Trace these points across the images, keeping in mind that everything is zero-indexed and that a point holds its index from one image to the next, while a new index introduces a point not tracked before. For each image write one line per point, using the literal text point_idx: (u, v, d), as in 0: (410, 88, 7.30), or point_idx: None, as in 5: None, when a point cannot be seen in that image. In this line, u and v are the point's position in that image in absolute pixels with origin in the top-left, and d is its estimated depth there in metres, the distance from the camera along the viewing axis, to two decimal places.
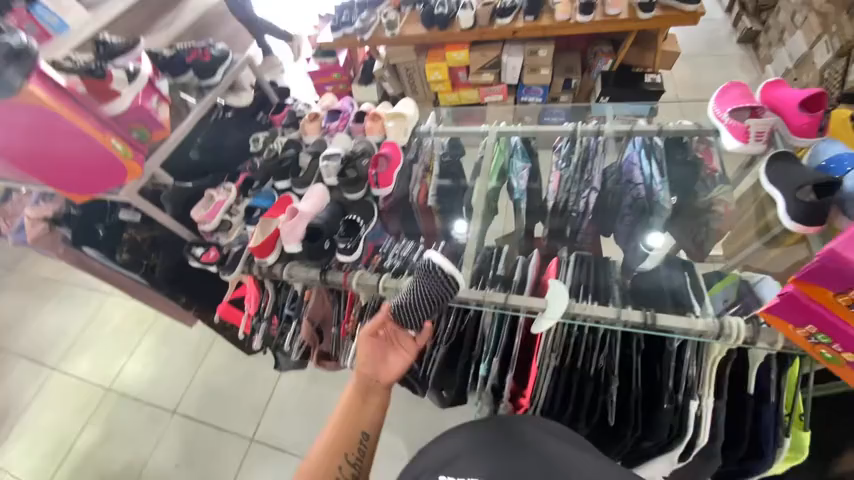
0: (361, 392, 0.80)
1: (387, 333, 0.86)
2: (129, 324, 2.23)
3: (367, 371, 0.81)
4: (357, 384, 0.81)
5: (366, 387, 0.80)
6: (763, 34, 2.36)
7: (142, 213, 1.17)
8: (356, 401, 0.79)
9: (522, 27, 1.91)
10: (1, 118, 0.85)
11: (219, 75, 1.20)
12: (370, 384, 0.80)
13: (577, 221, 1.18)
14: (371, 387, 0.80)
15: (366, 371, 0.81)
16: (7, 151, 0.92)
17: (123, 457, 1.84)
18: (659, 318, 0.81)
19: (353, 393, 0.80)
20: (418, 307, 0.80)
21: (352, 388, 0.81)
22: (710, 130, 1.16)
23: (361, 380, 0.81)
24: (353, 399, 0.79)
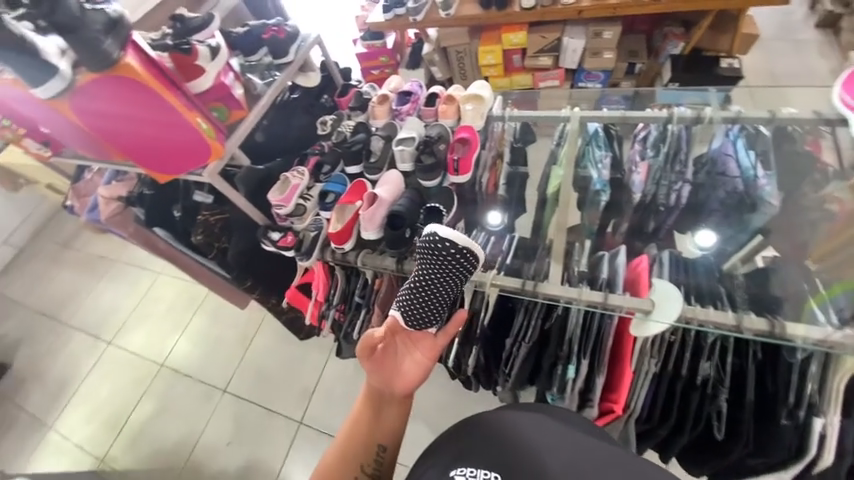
0: (371, 404, 0.77)
1: (399, 337, 0.82)
2: (179, 303, 2.29)
3: (374, 381, 0.78)
4: (366, 395, 0.78)
5: (376, 396, 0.77)
6: (846, 17, 2.04)
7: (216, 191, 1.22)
8: (368, 415, 0.76)
9: (589, 6, 1.77)
10: (104, 94, 0.88)
11: (291, 54, 1.20)
12: (379, 396, 0.77)
13: (663, 217, 1.08)
14: (381, 396, 0.77)
15: (376, 382, 0.78)
16: (107, 128, 0.96)
17: (176, 431, 1.90)
18: (787, 327, 0.74)
19: (363, 405, 0.78)
20: (434, 290, 0.82)
21: (362, 401, 0.78)
22: (829, 119, 1.01)
23: (371, 391, 0.78)
24: (365, 410, 0.77)
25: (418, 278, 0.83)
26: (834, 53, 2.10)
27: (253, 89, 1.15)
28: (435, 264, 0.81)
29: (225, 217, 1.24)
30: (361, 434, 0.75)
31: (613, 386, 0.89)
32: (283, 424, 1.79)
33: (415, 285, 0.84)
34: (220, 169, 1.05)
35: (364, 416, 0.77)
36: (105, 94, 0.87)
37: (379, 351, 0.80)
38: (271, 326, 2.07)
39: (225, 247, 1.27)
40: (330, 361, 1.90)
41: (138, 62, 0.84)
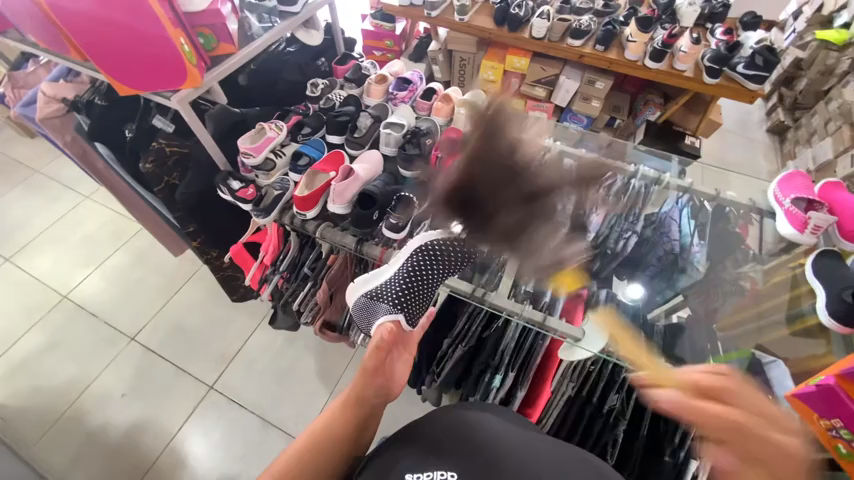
0: (352, 413, 0.75)
1: (395, 344, 0.86)
2: (103, 234, 2.07)
3: (362, 390, 0.78)
4: (349, 404, 0.76)
5: (361, 407, 0.76)
6: (793, 129, 2.36)
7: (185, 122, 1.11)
8: (347, 424, 0.73)
9: (590, 54, 1.88)
10: None
11: (299, 6, 1.16)
12: (362, 407, 0.76)
13: (609, 260, 1.12)
14: (366, 404, 0.77)
15: (366, 392, 0.78)
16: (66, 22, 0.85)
17: (64, 373, 1.69)
18: (690, 376, 0.83)
19: (341, 412, 0.75)
20: (429, 285, 0.93)
21: (341, 408, 0.75)
22: (760, 208, 1.19)
23: (355, 400, 0.77)
24: (346, 419, 0.74)
25: (420, 278, 0.92)
26: (776, 157, 2.38)
27: (248, 28, 1.11)
28: (439, 265, 0.94)
29: (183, 151, 1.14)
30: (337, 441, 0.71)
31: (533, 399, 0.97)
32: (191, 386, 1.65)
33: (414, 283, 0.91)
34: (191, 98, 1.00)
35: (341, 426, 0.73)
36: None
37: (375, 361, 0.81)
38: (203, 281, 1.93)
39: (175, 183, 1.17)
40: (258, 329, 1.80)
41: None
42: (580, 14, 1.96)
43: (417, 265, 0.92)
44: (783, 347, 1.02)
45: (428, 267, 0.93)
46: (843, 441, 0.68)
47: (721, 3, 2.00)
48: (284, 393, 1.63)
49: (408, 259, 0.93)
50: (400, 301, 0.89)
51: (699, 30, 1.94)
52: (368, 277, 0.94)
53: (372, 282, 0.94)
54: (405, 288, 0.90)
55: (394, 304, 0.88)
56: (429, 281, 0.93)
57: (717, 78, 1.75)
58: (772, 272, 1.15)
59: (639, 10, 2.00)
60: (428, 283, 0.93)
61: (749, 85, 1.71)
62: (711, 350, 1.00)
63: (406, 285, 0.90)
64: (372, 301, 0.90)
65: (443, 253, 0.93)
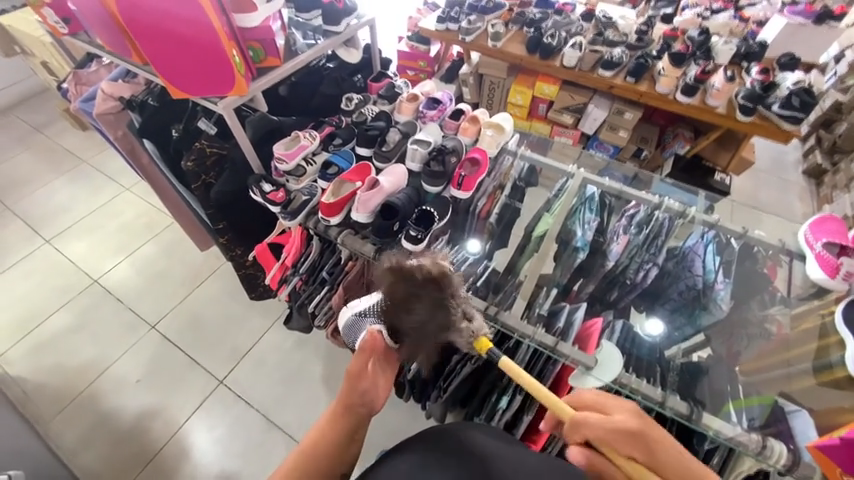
0: (340, 427, 0.68)
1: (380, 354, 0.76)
2: (138, 224, 2.19)
3: (350, 399, 0.71)
4: (336, 414, 0.70)
5: (347, 418, 0.69)
6: (830, 174, 2.28)
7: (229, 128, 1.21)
8: (336, 437, 0.68)
9: (620, 85, 1.89)
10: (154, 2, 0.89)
11: (342, 26, 1.24)
12: (347, 420, 0.70)
13: (626, 290, 1.14)
14: (354, 416, 0.70)
15: (353, 402, 0.70)
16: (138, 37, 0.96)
17: (86, 354, 1.77)
18: (705, 417, 0.80)
19: (329, 426, 0.69)
20: None
21: (330, 421, 0.70)
22: (791, 250, 1.11)
23: (343, 409, 0.70)
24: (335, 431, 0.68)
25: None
26: (810, 200, 2.30)
27: (293, 45, 1.20)
28: None
29: (222, 153, 1.22)
30: (328, 453, 0.67)
31: (537, 429, 0.97)
32: (202, 378, 1.70)
33: None
34: (235, 105, 1.08)
35: (328, 439, 0.67)
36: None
37: (360, 365, 0.73)
38: (225, 277, 2.00)
39: (211, 182, 1.24)
40: (272, 328, 1.84)
41: None
42: (612, 46, 1.99)
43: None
44: (809, 397, 0.96)
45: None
46: None
47: (758, 42, 1.99)
48: (290, 394, 1.65)
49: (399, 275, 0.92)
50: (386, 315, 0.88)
51: (734, 68, 1.93)
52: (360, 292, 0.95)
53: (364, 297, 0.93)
54: None
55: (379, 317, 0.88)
56: None
57: (751, 116, 1.72)
58: (799, 318, 1.11)
59: (672, 45, 2.01)
60: None
61: (784, 125, 1.68)
62: (732, 393, 0.96)
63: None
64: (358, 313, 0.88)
65: None
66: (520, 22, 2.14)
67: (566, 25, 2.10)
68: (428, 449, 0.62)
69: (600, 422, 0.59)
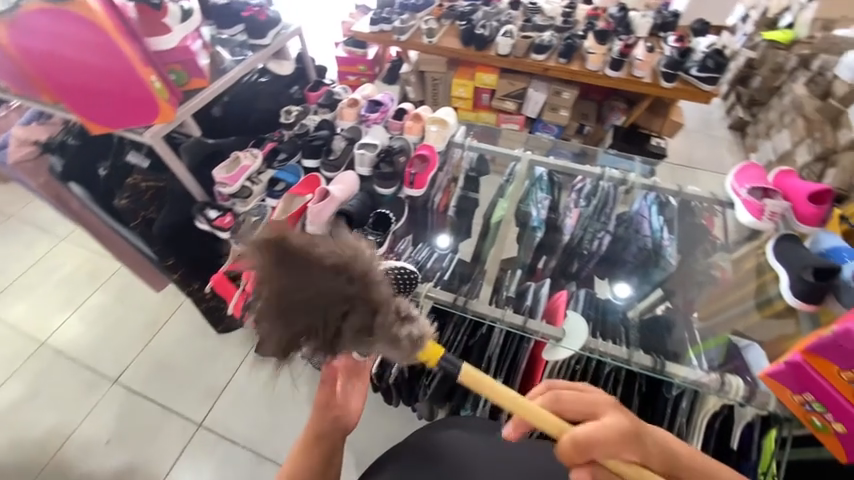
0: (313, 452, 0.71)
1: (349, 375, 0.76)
2: (83, 274, 2.03)
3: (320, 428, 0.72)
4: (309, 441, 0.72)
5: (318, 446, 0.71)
6: (752, 125, 2.48)
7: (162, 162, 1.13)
8: (308, 462, 0.71)
9: (554, 67, 1.97)
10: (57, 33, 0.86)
11: (268, 38, 1.22)
12: (320, 445, 0.72)
13: (586, 260, 1.21)
14: (328, 440, 0.72)
15: (323, 430, 0.72)
16: (49, 72, 0.92)
17: (45, 423, 1.62)
18: (667, 365, 0.85)
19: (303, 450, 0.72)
20: None
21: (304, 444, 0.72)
22: (722, 201, 1.22)
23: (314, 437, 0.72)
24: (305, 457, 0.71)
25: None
26: (738, 151, 2.51)
27: (221, 63, 1.15)
28: None
29: (160, 185, 1.16)
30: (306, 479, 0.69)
31: None
32: (178, 424, 1.60)
33: None
34: (164, 133, 1.03)
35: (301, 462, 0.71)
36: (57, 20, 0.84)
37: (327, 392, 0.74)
38: (187, 314, 1.90)
39: (152, 218, 1.19)
40: (247, 358, 1.76)
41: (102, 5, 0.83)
42: (542, 30, 2.07)
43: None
44: (757, 330, 1.05)
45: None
46: (817, 413, 0.70)
47: (671, 13, 2.13)
48: (277, 422, 1.60)
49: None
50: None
51: (653, 40, 2.07)
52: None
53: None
54: None
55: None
56: None
57: (673, 82, 1.85)
58: (742, 260, 1.20)
59: (595, 23, 2.12)
60: None
61: (703, 86, 1.82)
62: (690, 339, 1.03)
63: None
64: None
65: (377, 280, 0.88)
66: (452, 16, 2.18)
67: (496, 15, 2.16)
68: (406, 461, 0.74)
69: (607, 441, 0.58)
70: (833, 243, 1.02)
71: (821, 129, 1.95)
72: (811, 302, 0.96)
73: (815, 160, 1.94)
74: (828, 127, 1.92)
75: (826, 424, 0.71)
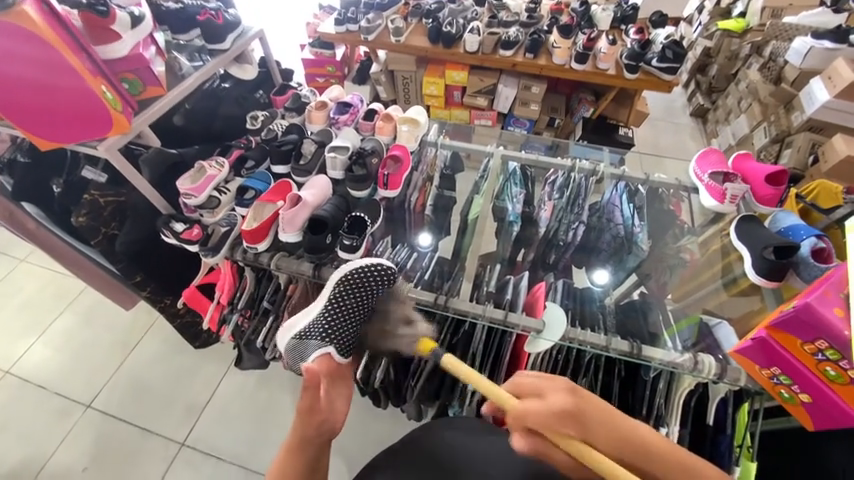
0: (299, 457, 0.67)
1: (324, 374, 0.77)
2: (44, 298, 1.91)
3: (304, 435, 0.68)
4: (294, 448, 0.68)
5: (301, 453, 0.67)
6: (712, 112, 2.59)
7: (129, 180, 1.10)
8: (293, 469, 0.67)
9: (522, 62, 1.99)
10: None
11: (228, 42, 1.18)
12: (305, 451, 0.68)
13: (563, 251, 1.22)
14: (311, 448, 0.68)
15: (308, 438, 0.68)
16: None
17: (14, 456, 1.51)
18: (644, 349, 0.87)
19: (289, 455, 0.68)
20: (348, 314, 0.90)
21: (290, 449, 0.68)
22: (686, 186, 1.27)
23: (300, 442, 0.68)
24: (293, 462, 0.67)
25: (343, 307, 0.90)
26: (701, 137, 2.61)
27: (178, 69, 1.11)
28: (361, 294, 0.91)
29: (120, 200, 1.10)
30: None
31: None
32: (159, 445, 1.54)
33: (336, 316, 0.90)
34: (120, 145, 0.98)
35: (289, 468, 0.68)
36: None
37: (309, 400, 0.70)
38: (162, 332, 1.82)
39: (115, 234, 1.11)
40: (228, 373, 1.71)
41: (37, 14, 0.77)
42: (508, 26, 2.09)
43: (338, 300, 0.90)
44: (725, 309, 1.10)
45: (350, 298, 0.90)
46: (784, 385, 0.74)
47: (630, 6, 2.20)
48: (264, 436, 1.56)
49: (329, 292, 0.90)
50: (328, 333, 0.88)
51: (615, 32, 2.12)
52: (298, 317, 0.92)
53: (301, 320, 0.92)
54: (329, 322, 0.89)
55: (321, 336, 0.88)
56: (347, 309, 0.91)
57: (636, 73, 1.91)
58: (708, 243, 1.25)
59: (560, 18, 2.16)
60: (347, 311, 0.90)
61: (664, 76, 1.88)
62: (665, 321, 1.06)
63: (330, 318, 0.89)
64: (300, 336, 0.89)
65: (356, 280, 0.89)
66: (418, 14, 2.17)
67: (462, 12, 2.17)
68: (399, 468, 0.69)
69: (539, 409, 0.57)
70: (792, 221, 1.05)
71: (775, 113, 2.07)
72: (775, 279, 1.00)
73: (771, 142, 2.05)
74: (781, 112, 2.04)
75: (793, 396, 0.74)
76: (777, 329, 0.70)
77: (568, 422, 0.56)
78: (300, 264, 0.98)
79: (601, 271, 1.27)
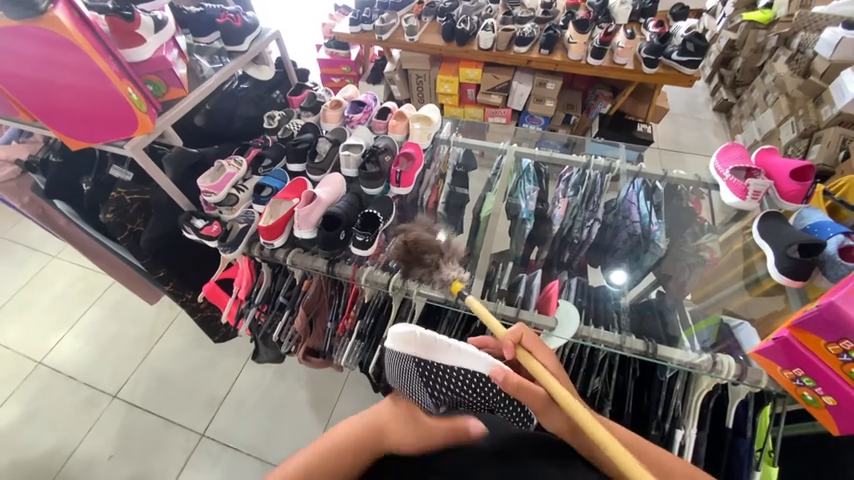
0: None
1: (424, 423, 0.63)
2: (74, 292, 2.00)
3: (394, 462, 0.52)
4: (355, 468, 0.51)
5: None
6: (736, 106, 2.50)
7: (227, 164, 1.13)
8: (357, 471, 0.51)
9: (537, 58, 1.97)
10: (27, 51, 0.84)
11: (246, 44, 1.22)
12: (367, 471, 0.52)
13: (577, 249, 1.20)
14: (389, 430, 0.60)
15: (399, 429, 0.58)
16: (22, 90, 0.91)
17: (47, 442, 1.60)
18: (659, 348, 0.85)
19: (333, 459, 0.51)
20: (450, 393, 0.63)
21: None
22: (706, 183, 1.23)
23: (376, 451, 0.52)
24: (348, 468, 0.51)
25: (480, 396, 0.64)
26: (724, 132, 2.52)
27: (199, 71, 1.16)
28: (473, 401, 0.64)
29: (145, 198, 1.15)
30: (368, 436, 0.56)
31: None
32: (181, 435, 1.59)
33: (436, 388, 0.63)
34: (144, 144, 1.02)
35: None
36: (21, 42, 0.83)
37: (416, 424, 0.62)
38: (183, 327, 1.88)
39: (140, 230, 1.17)
40: (245, 367, 1.75)
41: (68, 19, 0.82)
42: (522, 23, 2.07)
43: (485, 386, 0.63)
44: (747, 310, 1.06)
45: (464, 391, 0.63)
46: (807, 387, 0.71)
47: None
48: (281, 428, 1.59)
49: (478, 370, 0.63)
50: (440, 396, 0.63)
51: (633, 26, 2.07)
52: (439, 348, 0.62)
53: (429, 353, 0.62)
54: (429, 385, 0.63)
55: (425, 384, 0.63)
56: (453, 393, 0.63)
57: (655, 67, 1.86)
58: (730, 241, 1.21)
59: (576, 13, 2.12)
60: (450, 391, 0.63)
61: (685, 70, 1.83)
62: (683, 321, 1.04)
63: (461, 390, 0.63)
64: (412, 356, 0.63)
65: (482, 391, 0.63)
66: (433, 13, 2.17)
67: (476, 10, 2.17)
68: None
69: (542, 352, 0.71)
70: (818, 218, 1.01)
71: (804, 107, 1.98)
72: (799, 278, 0.97)
73: (800, 136, 1.96)
74: (810, 104, 1.96)
75: (817, 398, 0.71)
76: (801, 328, 0.68)
77: (544, 352, 0.71)
78: (313, 260, 1.00)
79: (618, 271, 1.22)
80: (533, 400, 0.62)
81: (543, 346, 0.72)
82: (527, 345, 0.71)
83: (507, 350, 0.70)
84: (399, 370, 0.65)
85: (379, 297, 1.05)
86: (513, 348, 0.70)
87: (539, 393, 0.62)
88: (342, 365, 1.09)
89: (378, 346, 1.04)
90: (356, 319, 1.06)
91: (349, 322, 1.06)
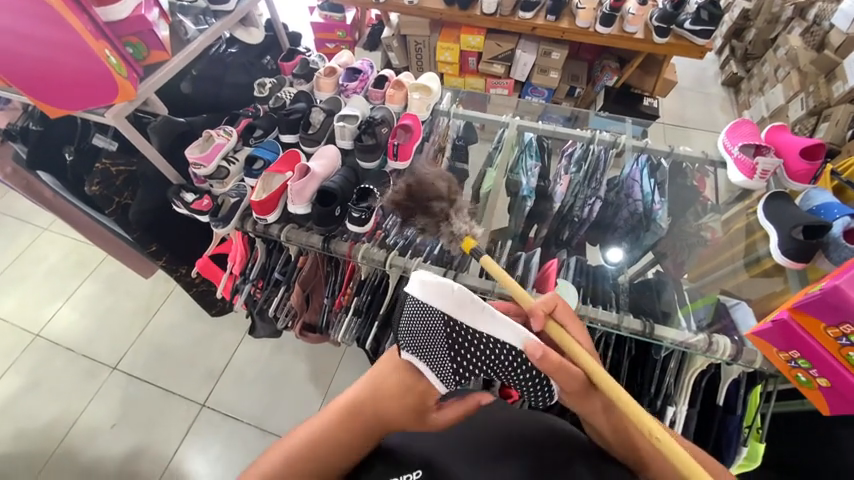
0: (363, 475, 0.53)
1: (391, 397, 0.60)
2: (68, 265, 1.98)
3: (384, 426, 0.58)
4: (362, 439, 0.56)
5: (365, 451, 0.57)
6: (745, 81, 2.41)
7: (215, 134, 1.08)
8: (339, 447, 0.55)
9: (542, 25, 1.87)
10: None
11: (232, 3, 1.14)
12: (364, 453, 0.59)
13: (577, 227, 1.18)
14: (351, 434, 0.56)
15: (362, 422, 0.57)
16: None
17: (50, 410, 1.63)
18: (656, 328, 0.85)
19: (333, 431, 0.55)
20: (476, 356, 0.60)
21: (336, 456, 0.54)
22: (713, 160, 1.20)
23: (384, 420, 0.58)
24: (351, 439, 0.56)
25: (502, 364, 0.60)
26: (731, 108, 2.45)
27: (183, 33, 1.08)
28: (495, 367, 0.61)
29: (131, 169, 1.11)
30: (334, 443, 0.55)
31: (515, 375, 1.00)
32: (182, 405, 1.63)
33: (459, 349, 0.59)
34: (127, 113, 0.97)
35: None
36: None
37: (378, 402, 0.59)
38: (180, 300, 1.88)
39: (128, 203, 1.13)
40: (243, 341, 1.76)
41: None
42: None
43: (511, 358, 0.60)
44: (744, 290, 1.06)
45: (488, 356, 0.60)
46: (802, 369, 0.72)
47: None
48: (279, 400, 1.63)
49: (508, 341, 0.58)
50: (464, 361, 0.60)
51: None
52: (473, 309, 0.57)
53: (461, 313, 0.57)
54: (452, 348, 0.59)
55: (448, 347, 0.59)
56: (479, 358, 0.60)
57: (666, 37, 1.77)
58: (731, 221, 1.19)
59: None
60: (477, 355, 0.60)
61: (697, 40, 1.74)
62: (680, 300, 1.03)
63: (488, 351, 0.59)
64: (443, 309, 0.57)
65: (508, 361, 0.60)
66: None
67: None
68: None
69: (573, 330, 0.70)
70: (825, 198, 0.99)
71: (815, 82, 1.92)
72: (802, 261, 0.96)
73: (808, 114, 1.91)
74: (822, 79, 1.89)
75: (810, 379, 0.72)
76: (802, 310, 0.67)
77: (574, 329, 0.70)
78: (307, 236, 0.98)
79: (616, 249, 1.20)
80: (573, 382, 0.60)
81: (574, 320, 0.72)
82: (559, 317, 0.70)
83: (536, 318, 0.68)
84: (418, 328, 0.59)
85: (376, 274, 1.04)
86: (544, 319, 0.68)
87: (580, 375, 0.61)
88: (339, 341, 1.09)
89: (373, 322, 1.03)
90: (353, 295, 1.05)
91: (345, 299, 1.05)
